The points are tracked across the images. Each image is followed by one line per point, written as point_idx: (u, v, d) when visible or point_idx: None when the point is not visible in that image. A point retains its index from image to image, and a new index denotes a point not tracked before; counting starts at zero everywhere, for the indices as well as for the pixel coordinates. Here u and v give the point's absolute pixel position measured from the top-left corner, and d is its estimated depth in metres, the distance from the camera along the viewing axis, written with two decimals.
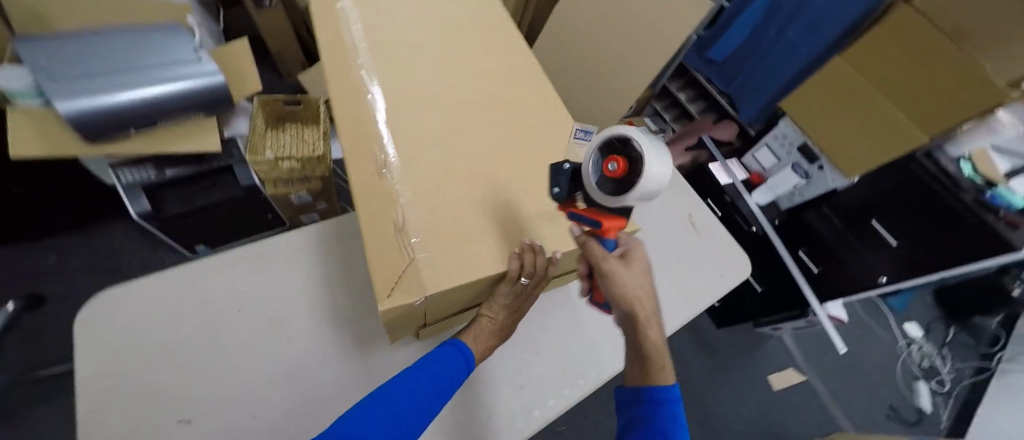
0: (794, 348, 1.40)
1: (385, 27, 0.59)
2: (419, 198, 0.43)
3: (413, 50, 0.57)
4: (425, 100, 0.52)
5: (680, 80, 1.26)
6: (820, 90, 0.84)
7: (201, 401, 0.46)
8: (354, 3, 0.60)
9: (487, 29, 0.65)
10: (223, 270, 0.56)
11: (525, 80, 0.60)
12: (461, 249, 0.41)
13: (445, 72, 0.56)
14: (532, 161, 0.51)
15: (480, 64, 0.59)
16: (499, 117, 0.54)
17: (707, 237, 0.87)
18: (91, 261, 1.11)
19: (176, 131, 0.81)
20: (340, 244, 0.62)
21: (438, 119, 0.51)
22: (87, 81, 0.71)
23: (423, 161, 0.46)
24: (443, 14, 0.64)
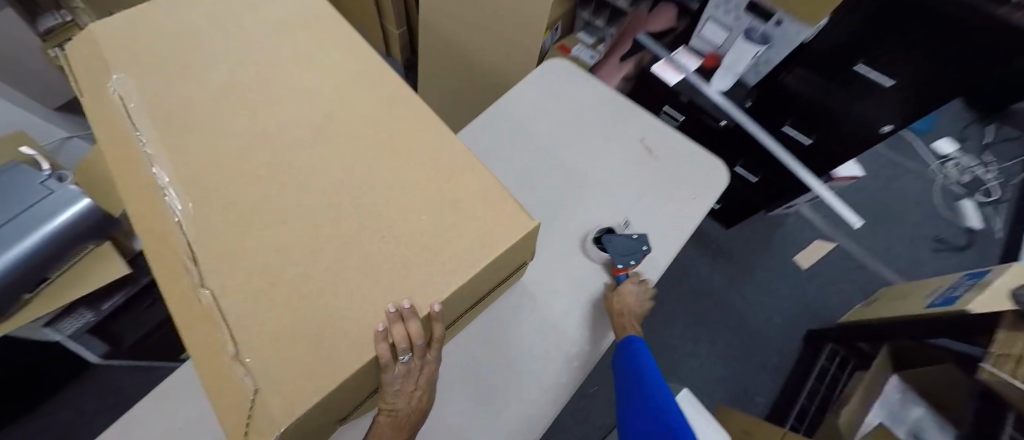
0: (816, 217, 1.36)
1: (168, 85, 0.45)
2: (252, 308, 0.34)
3: (214, 105, 0.45)
4: (240, 169, 0.41)
5: None
6: None
7: None
8: (115, 65, 0.46)
9: (305, 44, 0.52)
10: (148, 418, 0.51)
11: (366, 94, 0.50)
12: (319, 351, 0.33)
13: (253, 122, 0.44)
14: (390, 197, 0.42)
15: (313, 94, 0.48)
16: (336, 158, 0.44)
17: (668, 157, 0.73)
18: None
19: (75, 273, 0.75)
20: None
21: (265, 189, 0.40)
22: None
23: (249, 255, 0.36)
24: (240, 41, 0.50)
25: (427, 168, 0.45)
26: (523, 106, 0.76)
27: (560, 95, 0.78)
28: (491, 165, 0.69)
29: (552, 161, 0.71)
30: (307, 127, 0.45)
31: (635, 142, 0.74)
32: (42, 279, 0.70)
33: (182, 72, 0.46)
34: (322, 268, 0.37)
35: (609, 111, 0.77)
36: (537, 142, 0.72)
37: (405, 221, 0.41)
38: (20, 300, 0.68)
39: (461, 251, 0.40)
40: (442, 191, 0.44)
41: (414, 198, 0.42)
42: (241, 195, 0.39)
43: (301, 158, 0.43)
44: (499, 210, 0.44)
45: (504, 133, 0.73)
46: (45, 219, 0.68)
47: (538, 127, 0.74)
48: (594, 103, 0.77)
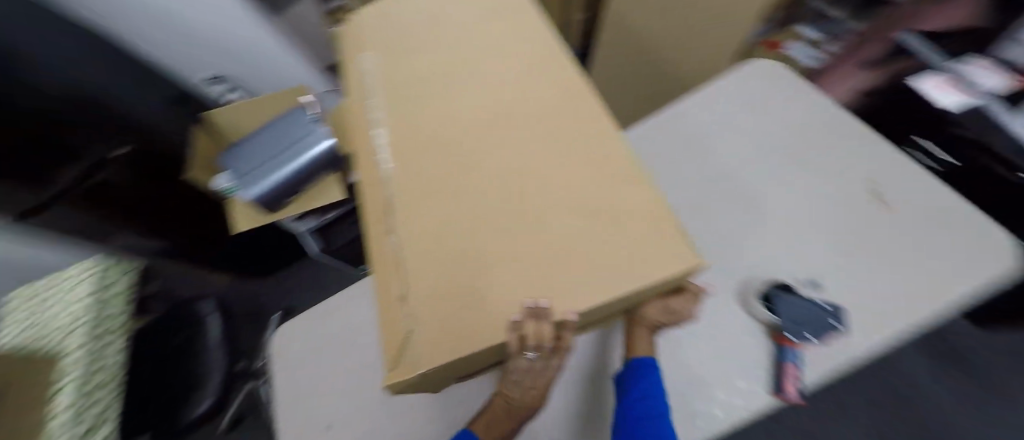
0: None
1: (399, 59, 0.55)
2: (418, 262, 0.39)
3: (425, 79, 0.52)
4: (432, 137, 0.46)
5: None
6: None
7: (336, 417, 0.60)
8: (370, 41, 0.58)
9: (496, 31, 0.54)
10: (340, 312, 0.68)
11: (536, 85, 0.48)
12: (458, 314, 0.36)
13: (440, 103, 0.49)
14: (548, 186, 0.40)
15: (502, 74, 0.50)
16: (498, 140, 0.44)
17: (907, 213, 0.54)
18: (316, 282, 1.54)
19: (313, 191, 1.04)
20: None
21: (445, 158, 0.44)
22: (258, 172, 0.95)
23: (424, 216, 0.41)
24: (448, 29, 0.56)
25: (580, 171, 0.40)
26: (710, 115, 0.67)
27: (759, 109, 0.66)
28: (657, 174, 0.64)
29: (728, 184, 0.61)
30: (477, 111, 0.47)
31: (856, 183, 0.57)
32: (294, 191, 1.00)
33: (402, 57, 0.55)
34: (462, 252, 0.38)
35: (825, 139, 0.61)
36: (713, 159, 0.63)
37: (544, 222, 0.38)
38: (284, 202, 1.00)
39: (589, 268, 0.35)
40: (590, 200, 0.39)
41: (559, 200, 0.39)
42: (428, 160, 0.45)
43: (471, 135, 0.45)
44: (646, 234, 0.36)
45: (677, 143, 0.66)
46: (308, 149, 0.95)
47: (724, 141, 0.64)
48: (807, 125, 0.63)
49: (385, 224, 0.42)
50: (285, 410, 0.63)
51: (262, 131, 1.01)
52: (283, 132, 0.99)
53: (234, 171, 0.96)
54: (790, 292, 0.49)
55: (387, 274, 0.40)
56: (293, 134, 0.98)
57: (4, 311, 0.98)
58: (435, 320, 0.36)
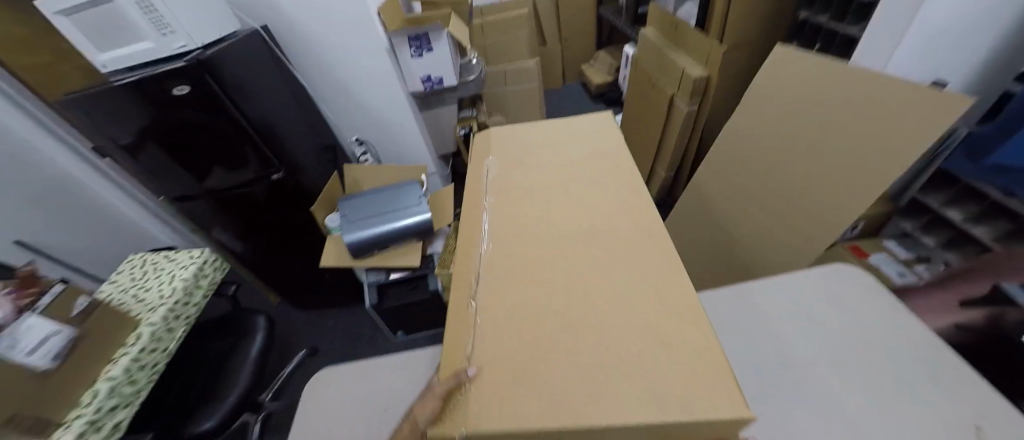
0: None
1: (517, 163, 0.65)
2: (490, 337, 0.42)
3: (535, 184, 0.60)
4: (529, 232, 0.52)
5: (943, 193, 0.86)
6: None
7: None
8: (497, 145, 0.70)
9: (601, 155, 0.63)
10: (384, 370, 0.71)
11: (625, 205, 0.53)
12: (513, 391, 0.37)
13: (539, 201, 0.57)
14: (627, 306, 0.42)
15: (602, 195, 0.56)
16: (586, 251, 0.49)
17: None
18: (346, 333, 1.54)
19: (395, 250, 1.16)
20: None
21: (538, 253, 0.49)
22: (363, 221, 1.11)
23: (507, 297, 0.45)
24: (560, 148, 0.67)
25: (656, 296, 0.42)
26: (789, 297, 0.66)
27: (841, 305, 0.63)
28: (724, 341, 0.62)
29: (804, 375, 0.56)
30: (568, 215, 0.54)
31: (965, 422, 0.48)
32: (384, 246, 1.13)
33: (519, 156, 0.66)
34: (531, 338, 0.41)
35: (928, 358, 0.54)
36: (785, 344, 0.60)
37: (611, 331, 0.40)
38: (370, 251, 1.13)
39: (647, 391, 0.35)
40: (659, 326, 0.40)
41: (632, 317, 0.41)
42: (523, 251, 0.50)
43: (564, 239, 0.50)
44: (707, 374, 0.35)
45: (746, 317, 0.65)
46: (406, 220, 1.12)
47: (804, 328, 0.61)
48: (905, 338, 0.57)
49: (471, 293, 0.47)
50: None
51: (376, 191, 1.20)
52: (393, 197, 1.16)
53: (345, 216, 1.13)
54: None
55: (459, 336, 0.43)
56: (401, 202, 1.15)
57: (119, 270, 1.09)
58: (494, 395, 0.37)
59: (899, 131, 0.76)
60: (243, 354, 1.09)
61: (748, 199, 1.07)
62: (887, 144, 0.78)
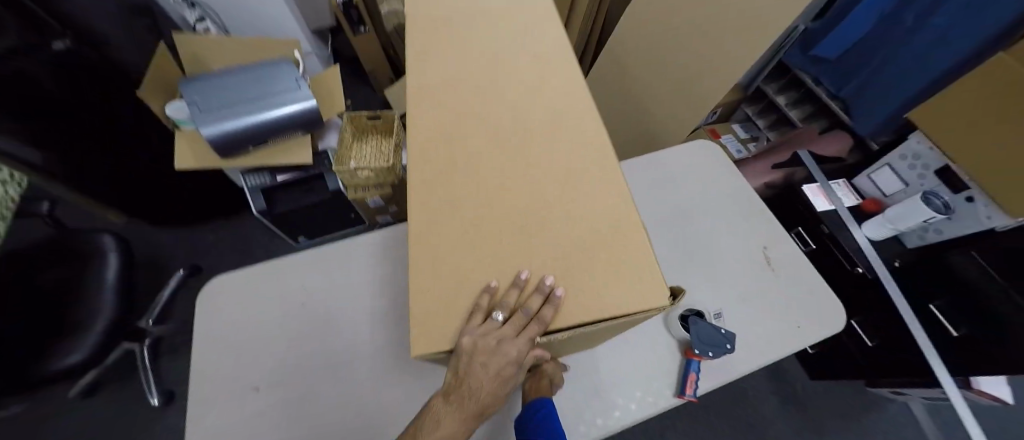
0: (928, 420, 1.07)
1: (422, 28, 0.55)
2: (422, 215, 0.40)
3: (447, 51, 0.53)
4: (447, 105, 0.48)
5: (780, 80, 1.04)
6: (954, 113, 0.63)
7: (269, 378, 0.61)
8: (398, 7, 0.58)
9: (516, 19, 0.56)
10: (302, 266, 0.72)
11: (542, 76, 0.50)
12: (451, 261, 0.38)
13: (442, 74, 0.50)
14: (551, 170, 0.43)
15: (514, 61, 0.52)
16: (507, 120, 0.46)
17: (786, 277, 0.72)
18: (231, 246, 1.34)
19: (279, 146, 1.00)
20: (389, 265, 0.71)
21: (460, 126, 0.46)
22: (222, 110, 0.90)
23: (429, 173, 0.42)
24: (474, 9, 0.58)
25: (575, 152, 0.44)
26: (677, 165, 0.85)
27: (707, 171, 0.84)
28: (641, 203, 0.79)
29: (657, 231, 0.76)
30: (480, 92, 0.49)
31: (756, 251, 0.75)
32: (261, 142, 0.95)
33: (418, 22, 0.55)
34: (456, 223, 0.40)
35: (745, 205, 0.80)
36: (672, 199, 0.80)
37: (529, 204, 0.40)
38: (245, 149, 0.95)
39: (559, 253, 0.38)
40: (569, 198, 0.41)
41: (549, 182, 0.42)
42: (445, 127, 0.46)
43: (485, 109, 0.47)
44: (623, 226, 0.39)
45: (655, 179, 0.83)
46: (271, 107, 0.92)
47: (658, 196, 0.80)
48: (736, 196, 0.81)
49: None
50: (229, 355, 0.63)
51: (232, 71, 0.95)
52: (261, 80, 0.95)
53: (193, 103, 0.89)
54: (698, 318, 0.64)
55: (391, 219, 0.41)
56: (273, 86, 0.95)
57: None
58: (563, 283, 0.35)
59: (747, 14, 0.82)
60: (96, 281, 0.89)
61: (630, 88, 1.10)
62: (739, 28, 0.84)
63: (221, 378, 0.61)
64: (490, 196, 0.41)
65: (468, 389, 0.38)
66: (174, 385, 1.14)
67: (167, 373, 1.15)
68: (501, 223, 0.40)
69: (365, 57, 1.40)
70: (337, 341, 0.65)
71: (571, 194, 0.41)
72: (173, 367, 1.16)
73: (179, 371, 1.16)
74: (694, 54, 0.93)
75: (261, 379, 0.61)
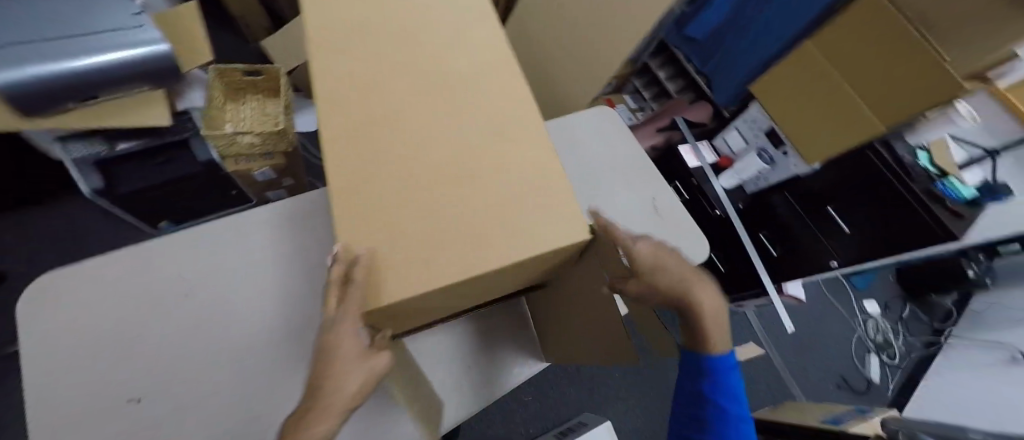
0: (755, 322, 1.44)
1: None
2: (359, 171, 0.37)
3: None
4: (373, 56, 0.44)
5: (661, 56, 1.20)
6: (781, 86, 0.81)
7: (152, 384, 0.51)
8: None
9: None
10: (177, 249, 0.59)
11: (470, 29, 0.49)
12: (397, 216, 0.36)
13: (363, 23, 0.46)
14: (489, 121, 0.43)
15: (439, 14, 0.50)
16: (440, 72, 0.45)
17: (670, 222, 0.87)
18: (51, 239, 1.03)
19: (115, 105, 0.77)
20: (302, 238, 0.64)
21: (389, 78, 0.43)
22: (15, 51, 0.65)
23: (361, 128, 0.39)
24: None
25: (510, 104, 0.45)
26: (588, 128, 0.94)
27: (608, 134, 0.94)
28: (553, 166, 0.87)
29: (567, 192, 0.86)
30: (407, 44, 0.46)
31: (648, 202, 0.88)
32: (89, 97, 0.72)
33: None
34: (395, 176, 0.38)
35: (643, 166, 0.92)
36: (583, 158, 0.90)
37: (473, 154, 0.40)
38: (62, 107, 0.71)
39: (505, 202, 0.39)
40: (500, 147, 0.42)
41: (486, 135, 0.42)
42: (374, 80, 0.43)
43: (416, 62, 0.45)
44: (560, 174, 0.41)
45: (566, 141, 0.91)
46: (106, 50, 0.71)
47: (573, 155, 0.89)
48: (632, 155, 0.93)
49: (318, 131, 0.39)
50: (86, 363, 0.50)
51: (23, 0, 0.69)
52: (77, 16, 0.71)
53: None
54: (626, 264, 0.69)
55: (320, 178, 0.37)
56: (97, 25, 0.72)
57: None
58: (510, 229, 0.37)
59: None
60: None
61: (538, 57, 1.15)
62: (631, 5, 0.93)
63: (78, 393, 0.48)
64: (431, 149, 0.40)
65: (335, 374, 0.34)
66: None
67: None
68: (443, 172, 0.39)
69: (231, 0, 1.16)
70: (244, 332, 0.56)
71: (512, 145, 0.42)
72: None
73: None
74: (593, 27, 1.01)
75: (144, 385, 0.51)
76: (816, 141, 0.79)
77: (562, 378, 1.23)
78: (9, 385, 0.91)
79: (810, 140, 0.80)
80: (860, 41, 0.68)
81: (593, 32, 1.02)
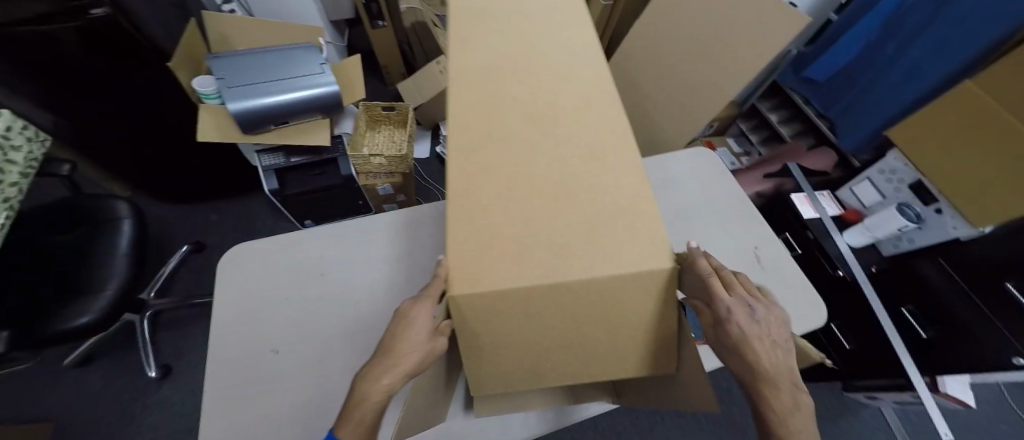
0: (896, 423, 1.14)
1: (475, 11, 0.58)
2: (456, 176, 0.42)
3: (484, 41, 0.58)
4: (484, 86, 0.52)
5: (774, 99, 1.12)
6: (932, 132, 0.70)
7: (287, 339, 0.63)
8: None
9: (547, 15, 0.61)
10: (319, 239, 0.75)
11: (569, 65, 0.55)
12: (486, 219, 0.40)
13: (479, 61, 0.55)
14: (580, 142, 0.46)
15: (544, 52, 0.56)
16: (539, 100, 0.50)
17: (775, 275, 0.77)
18: (236, 224, 1.36)
19: (297, 128, 1.02)
20: (409, 241, 0.74)
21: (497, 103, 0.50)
22: (250, 88, 0.93)
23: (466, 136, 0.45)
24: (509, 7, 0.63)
25: (599, 131, 0.47)
26: (682, 169, 0.91)
27: (706, 176, 0.90)
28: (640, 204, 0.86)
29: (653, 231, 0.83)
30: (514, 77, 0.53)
31: (748, 251, 0.80)
32: (285, 121, 0.98)
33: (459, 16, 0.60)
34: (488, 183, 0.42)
35: (746, 212, 0.85)
36: (676, 198, 0.87)
37: (561, 170, 0.43)
38: (267, 127, 0.97)
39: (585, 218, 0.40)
40: (585, 165, 0.44)
41: (573, 155, 0.45)
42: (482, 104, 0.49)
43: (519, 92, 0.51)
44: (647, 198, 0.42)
45: (657, 180, 0.90)
46: (295, 88, 0.95)
47: (664, 193, 0.87)
48: (733, 200, 0.87)
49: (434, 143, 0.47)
50: (253, 319, 0.65)
51: (260, 53, 0.99)
52: (288, 64, 0.99)
53: (223, 80, 0.92)
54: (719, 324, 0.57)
55: None
56: (299, 70, 0.99)
57: None
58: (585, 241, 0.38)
59: (750, 35, 0.89)
60: (110, 246, 0.90)
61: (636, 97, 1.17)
62: (742, 46, 0.91)
63: (242, 341, 0.63)
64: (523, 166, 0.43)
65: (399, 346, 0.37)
66: (170, 359, 1.15)
67: (164, 347, 1.17)
68: (533, 182, 0.42)
69: (382, 51, 1.45)
70: (352, 312, 0.66)
71: (598, 166, 0.44)
72: (173, 338, 1.18)
73: (178, 344, 1.17)
74: (697, 69, 1.00)
75: (281, 338, 0.63)
76: (984, 197, 0.65)
77: (633, 432, 1.13)
78: (190, 330, 1.20)
79: (977, 195, 0.66)
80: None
81: (696, 72, 1.01)
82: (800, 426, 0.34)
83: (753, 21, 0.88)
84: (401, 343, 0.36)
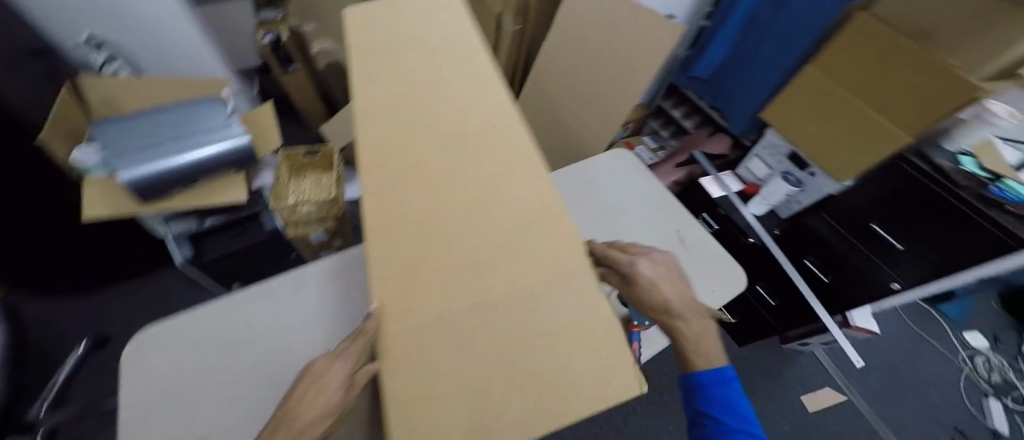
0: (829, 363, 1.28)
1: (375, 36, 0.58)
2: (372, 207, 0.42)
3: None
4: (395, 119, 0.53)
5: (674, 98, 1.26)
6: (792, 108, 0.82)
7: (216, 419, 0.57)
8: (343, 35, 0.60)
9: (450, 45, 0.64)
10: (243, 302, 0.69)
11: None
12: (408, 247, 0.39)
13: None
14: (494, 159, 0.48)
15: None
16: None
17: (697, 252, 0.85)
18: (147, 304, 1.21)
19: (207, 188, 0.94)
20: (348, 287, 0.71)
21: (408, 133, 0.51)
22: (144, 152, 0.85)
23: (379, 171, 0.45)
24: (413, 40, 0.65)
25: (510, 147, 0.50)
26: (601, 170, 0.98)
27: (623, 173, 0.98)
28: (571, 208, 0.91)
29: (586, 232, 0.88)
30: None
31: (671, 234, 0.88)
32: (191, 182, 0.90)
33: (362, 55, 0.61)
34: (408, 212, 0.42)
35: (663, 200, 0.94)
36: (600, 198, 0.93)
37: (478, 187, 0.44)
38: (170, 192, 0.89)
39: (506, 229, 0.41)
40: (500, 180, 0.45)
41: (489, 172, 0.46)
42: None
43: None
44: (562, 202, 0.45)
45: (581, 184, 0.95)
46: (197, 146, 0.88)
47: (589, 195, 0.93)
48: (650, 191, 0.95)
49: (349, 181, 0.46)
50: (167, 408, 0.57)
51: (153, 114, 0.91)
52: (187, 122, 0.92)
53: (110, 148, 0.83)
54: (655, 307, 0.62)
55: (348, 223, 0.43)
56: (201, 126, 0.92)
57: None
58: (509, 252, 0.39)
59: (639, 45, 1.00)
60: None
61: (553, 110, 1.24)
62: (635, 55, 1.01)
63: (157, 436, 0.55)
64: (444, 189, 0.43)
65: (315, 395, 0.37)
66: None
67: None
68: (454, 202, 0.42)
69: (296, 96, 1.41)
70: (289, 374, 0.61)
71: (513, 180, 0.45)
72: None
73: None
74: (601, 78, 1.09)
75: (207, 420, 0.57)
76: (837, 156, 0.77)
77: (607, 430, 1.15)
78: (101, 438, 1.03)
79: (832, 155, 0.78)
80: (861, 53, 0.70)
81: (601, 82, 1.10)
82: (704, 344, 0.44)
83: (640, 33, 0.99)
84: (308, 408, 0.37)
